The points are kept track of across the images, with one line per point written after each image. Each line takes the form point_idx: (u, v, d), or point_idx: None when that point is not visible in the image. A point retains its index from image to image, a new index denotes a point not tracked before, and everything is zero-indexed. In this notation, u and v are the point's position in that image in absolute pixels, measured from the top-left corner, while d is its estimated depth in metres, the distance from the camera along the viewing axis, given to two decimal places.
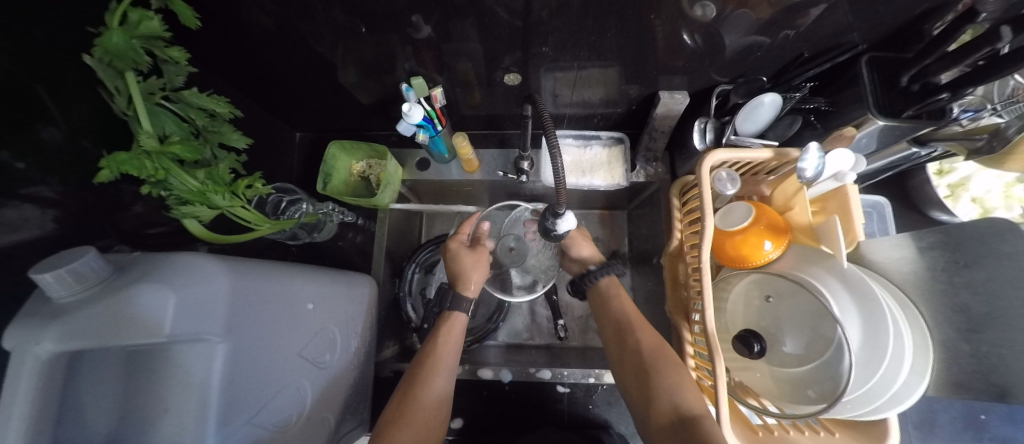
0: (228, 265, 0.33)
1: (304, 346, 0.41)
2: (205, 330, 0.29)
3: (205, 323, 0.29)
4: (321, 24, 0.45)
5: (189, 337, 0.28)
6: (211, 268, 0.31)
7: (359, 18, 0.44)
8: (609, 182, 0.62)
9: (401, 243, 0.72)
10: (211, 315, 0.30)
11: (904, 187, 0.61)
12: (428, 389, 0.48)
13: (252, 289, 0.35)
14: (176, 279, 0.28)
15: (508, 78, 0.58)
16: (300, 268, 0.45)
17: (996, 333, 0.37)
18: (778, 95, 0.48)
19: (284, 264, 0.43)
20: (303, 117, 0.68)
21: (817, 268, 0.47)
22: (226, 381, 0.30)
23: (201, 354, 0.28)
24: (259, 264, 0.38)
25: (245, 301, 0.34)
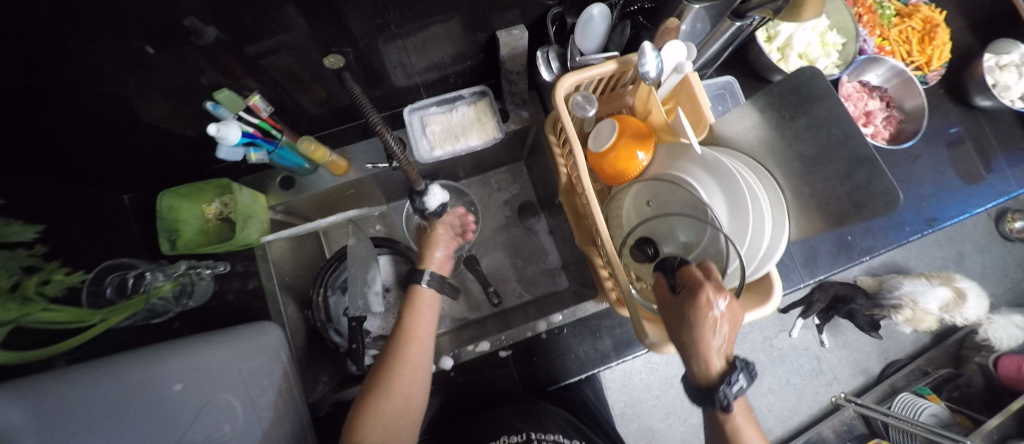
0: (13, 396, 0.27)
1: (187, 429, 0.35)
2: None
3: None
4: (73, 66, 0.36)
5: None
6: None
7: (107, 41, 0.34)
8: (485, 139, 0.59)
9: (301, 272, 0.67)
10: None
11: (745, 61, 0.66)
12: (404, 379, 0.46)
13: (57, 408, 0.28)
14: None
15: (329, 61, 0.50)
16: (138, 359, 0.38)
17: (829, 167, 0.40)
18: (604, 6, 0.48)
19: (110, 365, 0.36)
20: (117, 174, 0.56)
21: (683, 161, 0.49)
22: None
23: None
24: (57, 386, 0.31)
25: (57, 425, 0.27)
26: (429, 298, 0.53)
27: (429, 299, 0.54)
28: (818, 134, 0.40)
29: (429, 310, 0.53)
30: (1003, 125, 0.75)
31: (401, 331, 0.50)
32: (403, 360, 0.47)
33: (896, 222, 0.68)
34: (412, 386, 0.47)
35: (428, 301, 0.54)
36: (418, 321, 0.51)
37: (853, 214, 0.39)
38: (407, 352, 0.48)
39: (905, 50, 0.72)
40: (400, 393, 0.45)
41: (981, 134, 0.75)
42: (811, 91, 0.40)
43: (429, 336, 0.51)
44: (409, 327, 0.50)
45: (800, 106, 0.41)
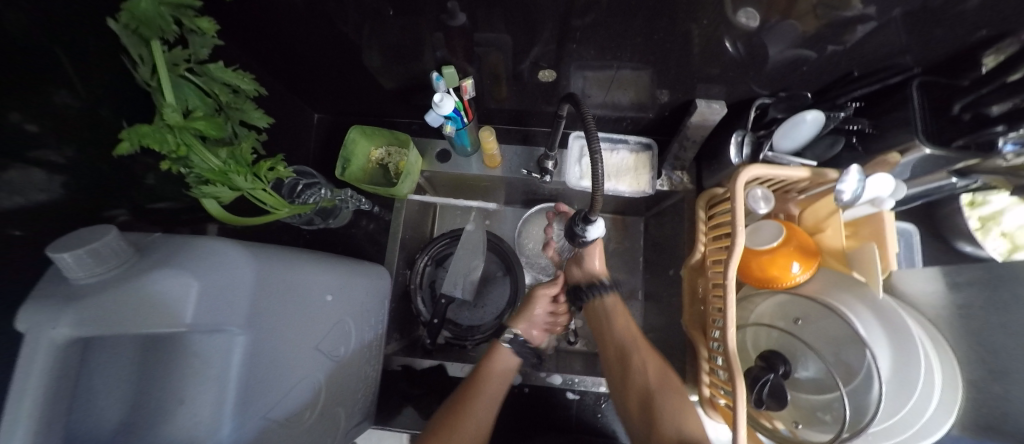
0: (252, 250, 0.32)
1: (321, 339, 0.41)
2: (225, 321, 0.28)
3: (228, 312, 0.28)
4: (346, 7, 0.42)
5: (207, 328, 0.27)
6: (235, 255, 0.30)
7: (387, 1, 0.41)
8: (635, 189, 0.60)
9: (415, 234, 0.71)
10: (230, 316, 0.28)
11: (934, 216, 0.61)
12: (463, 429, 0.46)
13: (276, 274, 0.34)
14: (198, 265, 0.27)
15: (542, 74, 0.56)
16: (321, 258, 0.44)
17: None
18: (820, 113, 0.47)
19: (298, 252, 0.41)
20: (325, 98, 0.65)
21: (847, 295, 0.46)
22: (249, 371, 0.30)
23: (221, 346, 0.28)
24: (297, 264, 0.38)
25: (277, 284, 0.34)
26: (506, 360, 0.54)
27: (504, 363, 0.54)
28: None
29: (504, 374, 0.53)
30: None
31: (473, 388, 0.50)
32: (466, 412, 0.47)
33: None
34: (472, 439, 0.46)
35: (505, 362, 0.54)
36: (492, 376, 0.52)
37: None
38: (473, 407, 0.48)
39: None
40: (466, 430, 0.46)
41: None
42: (1011, 291, 0.38)
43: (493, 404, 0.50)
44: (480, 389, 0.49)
45: (997, 298, 0.40)
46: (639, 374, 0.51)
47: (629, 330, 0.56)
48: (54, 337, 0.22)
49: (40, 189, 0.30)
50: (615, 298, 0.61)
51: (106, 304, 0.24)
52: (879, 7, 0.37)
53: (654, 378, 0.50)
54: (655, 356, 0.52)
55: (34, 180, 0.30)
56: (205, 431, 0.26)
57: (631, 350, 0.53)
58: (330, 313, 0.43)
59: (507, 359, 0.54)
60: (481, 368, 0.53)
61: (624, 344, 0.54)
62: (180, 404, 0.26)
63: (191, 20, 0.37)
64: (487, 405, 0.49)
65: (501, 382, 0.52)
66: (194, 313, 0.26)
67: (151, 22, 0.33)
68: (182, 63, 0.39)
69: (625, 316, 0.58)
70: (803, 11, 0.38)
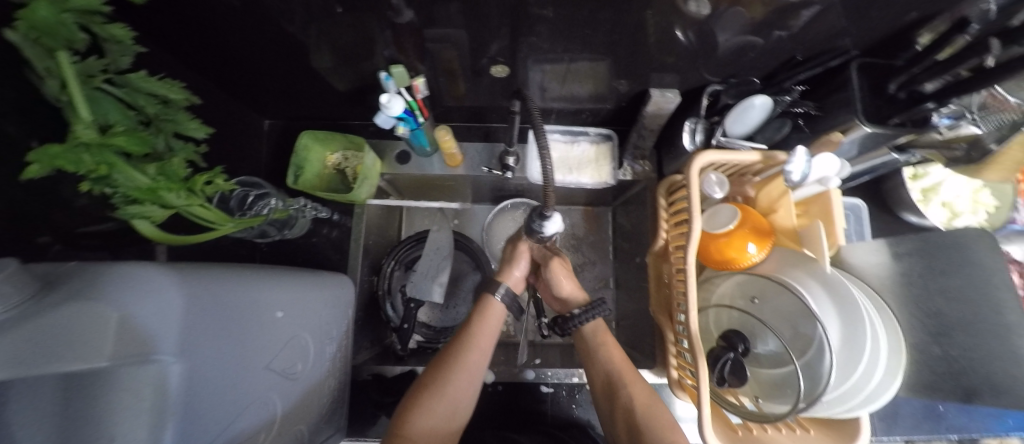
0: (184, 273, 0.31)
1: (271, 358, 0.39)
2: (155, 349, 0.26)
3: (157, 340, 0.26)
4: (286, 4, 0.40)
5: (135, 359, 0.25)
6: (162, 280, 0.28)
7: None
8: (597, 180, 0.60)
9: (381, 239, 0.69)
10: (162, 344, 0.27)
11: (879, 190, 0.64)
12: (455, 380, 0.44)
13: (212, 297, 0.32)
14: (117, 292, 0.25)
15: (496, 69, 0.55)
16: (266, 275, 0.42)
17: (964, 339, 0.39)
18: (767, 98, 0.48)
19: (240, 270, 0.39)
20: (273, 104, 0.62)
21: (799, 270, 0.48)
22: (188, 400, 0.28)
23: (154, 377, 0.26)
24: (237, 283, 0.36)
25: (214, 307, 0.32)
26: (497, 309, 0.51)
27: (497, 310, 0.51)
28: (962, 307, 0.39)
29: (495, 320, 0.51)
30: None
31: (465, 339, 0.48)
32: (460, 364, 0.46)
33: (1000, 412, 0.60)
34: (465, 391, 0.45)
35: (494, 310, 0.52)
36: (484, 328, 0.49)
37: (986, 394, 0.36)
38: (466, 359, 0.46)
39: None
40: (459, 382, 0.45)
41: None
42: (948, 258, 0.40)
43: (486, 350, 0.48)
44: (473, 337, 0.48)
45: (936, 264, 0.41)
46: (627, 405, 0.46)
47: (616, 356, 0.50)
48: None
49: None
50: (598, 320, 0.54)
51: (22, 342, 0.21)
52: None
53: (642, 414, 0.44)
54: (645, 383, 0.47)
55: None
56: None
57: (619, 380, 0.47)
58: (281, 331, 0.41)
59: (498, 309, 0.52)
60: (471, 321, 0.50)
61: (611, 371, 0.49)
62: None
63: (102, 28, 0.33)
64: (479, 359, 0.47)
65: (493, 330, 0.50)
66: (118, 343, 0.24)
67: (56, 31, 0.30)
68: (98, 75, 0.35)
69: (612, 341, 0.52)
70: None
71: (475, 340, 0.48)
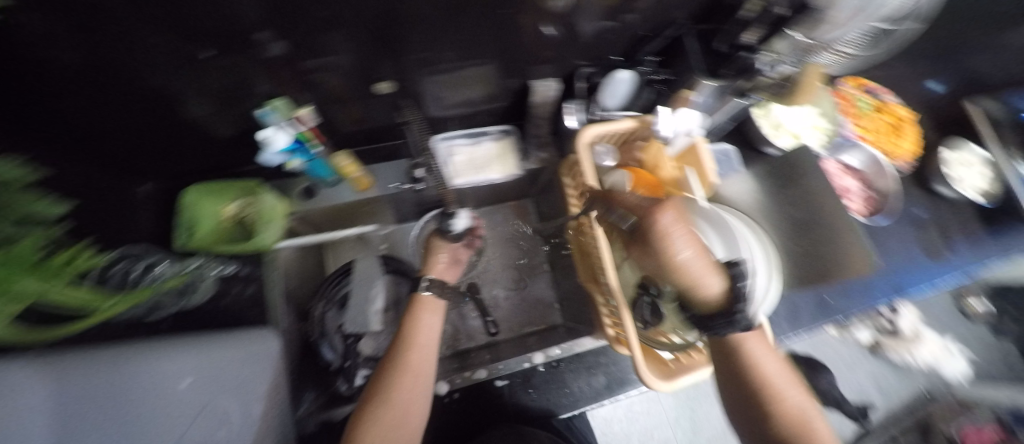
0: (45, 366, 0.30)
1: (183, 430, 0.36)
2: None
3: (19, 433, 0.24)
4: (150, 57, 0.38)
5: None
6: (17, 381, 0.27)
7: (196, 42, 0.38)
8: (505, 174, 0.63)
9: (302, 281, 0.66)
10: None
11: (741, 133, 0.74)
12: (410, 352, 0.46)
13: (78, 385, 0.31)
14: None
15: (381, 86, 0.55)
16: (153, 352, 0.39)
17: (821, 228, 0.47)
18: (629, 72, 0.55)
19: (124, 354, 0.37)
20: (148, 164, 0.56)
21: (686, 212, 0.54)
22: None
23: None
24: (105, 361, 0.35)
25: (80, 392, 0.31)
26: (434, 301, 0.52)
27: (430, 305, 0.52)
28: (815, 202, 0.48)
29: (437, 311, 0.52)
30: (963, 217, 0.80)
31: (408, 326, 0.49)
32: (411, 336, 0.47)
33: (870, 289, 0.72)
34: (424, 350, 0.47)
35: (430, 305, 0.52)
36: (421, 325, 0.49)
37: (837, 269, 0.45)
38: (421, 323, 0.49)
39: (882, 138, 0.78)
40: (420, 345, 0.47)
41: (941, 220, 0.80)
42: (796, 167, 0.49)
43: (435, 328, 0.50)
44: (412, 328, 0.48)
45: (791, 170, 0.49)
46: (766, 410, 0.44)
47: (761, 364, 0.45)
48: None
49: None
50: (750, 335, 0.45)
51: None
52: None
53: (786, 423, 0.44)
54: (791, 394, 0.45)
55: None
56: None
57: (761, 394, 0.45)
58: (191, 401, 0.39)
59: (431, 304, 0.52)
60: (404, 326, 0.49)
61: (756, 385, 0.45)
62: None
63: None
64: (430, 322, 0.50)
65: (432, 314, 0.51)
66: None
67: None
68: None
69: (767, 350, 0.46)
70: None
71: (412, 339, 0.47)
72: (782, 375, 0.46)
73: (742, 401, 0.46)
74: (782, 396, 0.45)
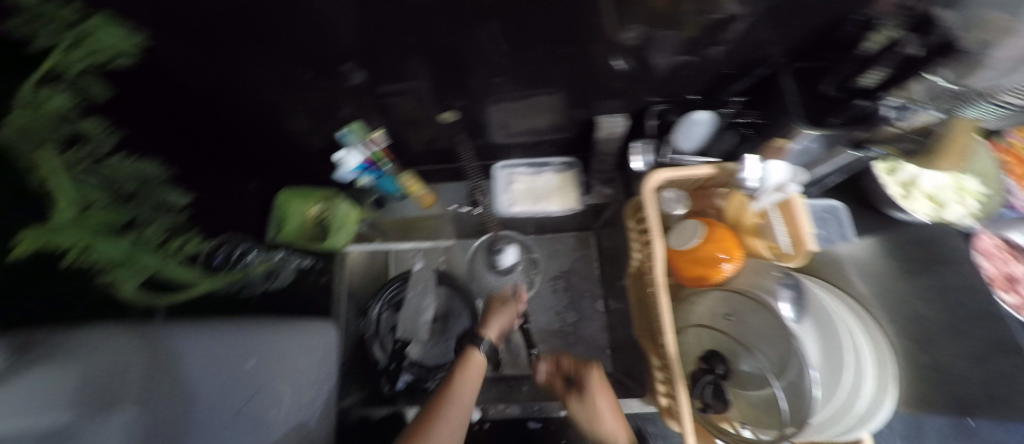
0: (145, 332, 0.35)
1: (243, 404, 0.41)
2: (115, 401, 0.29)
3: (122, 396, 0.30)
4: (262, 75, 0.47)
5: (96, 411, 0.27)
6: (125, 343, 0.33)
7: (298, 64, 0.45)
8: (565, 206, 0.63)
9: (366, 281, 0.73)
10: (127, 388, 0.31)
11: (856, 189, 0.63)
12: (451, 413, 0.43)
13: (201, 352, 0.40)
14: (83, 355, 0.29)
15: (447, 116, 0.58)
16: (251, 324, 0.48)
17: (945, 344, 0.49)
18: (710, 113, 0.49)
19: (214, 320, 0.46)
20: (256, 165, 0.66)
21: (769, 280, 0.46)
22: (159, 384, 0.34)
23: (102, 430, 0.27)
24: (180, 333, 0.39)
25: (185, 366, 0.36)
26: (478, 363, 0.51)
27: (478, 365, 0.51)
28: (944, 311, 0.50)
29: (477, 376, 0.50)
30: None
31: (447, 387, 0.47)
32: (446, 403, 0.44)
33: None
34: (460, 406, 0.45)
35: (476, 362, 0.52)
36: (462, 381, 0.48)
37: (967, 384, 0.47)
38: (449, 398, 0.45)
39: None
40: (461, 400, 0.45)
41: None
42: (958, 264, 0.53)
43: (471, 395, 0.47)
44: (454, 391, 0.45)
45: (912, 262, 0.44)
46: None
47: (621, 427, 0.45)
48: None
49: None
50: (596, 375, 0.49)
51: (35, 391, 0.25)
52: (741, 8, 0.40)
53: None
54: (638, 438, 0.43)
55: None
56: None
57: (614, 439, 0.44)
58: (256, 376, 0.44)
59: (479, 364, 0.51)
60: (451, 378, 0.48)
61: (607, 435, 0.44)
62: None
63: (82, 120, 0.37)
64: (466, 389, 0.47)
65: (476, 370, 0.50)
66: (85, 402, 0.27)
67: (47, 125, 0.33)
68: (85, 160, 0.39)
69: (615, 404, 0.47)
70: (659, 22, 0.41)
71: (451, 392, 0.46)
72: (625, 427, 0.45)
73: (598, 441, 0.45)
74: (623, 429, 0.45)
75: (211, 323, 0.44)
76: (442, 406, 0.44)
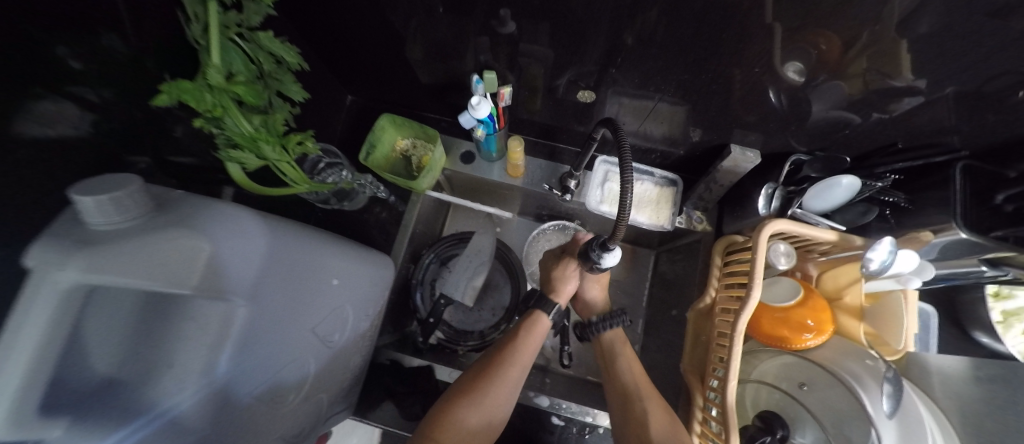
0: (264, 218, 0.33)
1: (317, 322, 0.39)
2: (229, 290, 0.28)
3: (235, 283, 0.29)
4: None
5: (212, 294, 0.27)
6: (244, 227, 0.31)
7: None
8: (653, 222, 0.62)
9: (426, 229, 0.73)
10: (241, 276, 0.29)
11: (955, 302, 0.59)
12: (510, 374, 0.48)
13: (293, 249, 0.36)
14: (210, 226, 0.28)
15: (581, 94, 0.54)
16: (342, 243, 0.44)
17: None
18: (856, 179, 0.47)
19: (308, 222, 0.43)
20: (361, 81, 0.65)
21: (855, 364, 0.43)
22: (263, 278, 0.31)
23: (217, 313, 0.27)
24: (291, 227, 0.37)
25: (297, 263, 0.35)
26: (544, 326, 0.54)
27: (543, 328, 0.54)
28: None
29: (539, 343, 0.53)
30: None
31: (512, 344, 0.51)
32: (503, 379, 0.47)
33: None
34: (516, 378, 0.49)
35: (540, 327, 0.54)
36: (527, 347, 0.51)
37: None
38: (507, 372, 0.48)
39: None
40: (512, 376, 0.48)
41: None
42: None
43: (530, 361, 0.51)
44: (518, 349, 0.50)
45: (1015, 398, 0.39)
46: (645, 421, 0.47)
47: (636, 369, 0.53)
48: (60, 279, 0.21)
49: (69, 123, 0.29)
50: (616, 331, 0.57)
51: (97, 257, 0.23)
52: (951, 87, 0.36)
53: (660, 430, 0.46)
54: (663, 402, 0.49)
55: (64, 112, 0.29)
56: (198, 380, 0.27)
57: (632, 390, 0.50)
58: (333, 297, 0.42)
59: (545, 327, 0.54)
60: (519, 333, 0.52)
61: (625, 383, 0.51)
62: (80, 356, 0.23)
63: None
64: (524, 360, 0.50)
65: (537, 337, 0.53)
66: (204, 277, 0.26)
67: None
68: (233, 27, 0.38)
69: (631, 354, 0.55)
70: (850, 73, 0.37)
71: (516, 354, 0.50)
72: (648, 386, 0.51)
73: (616, 392, 0.52)
74: (653, 392, 0.50)
75: (307, 226, 0.41)
76: (503, 365, 0.49)
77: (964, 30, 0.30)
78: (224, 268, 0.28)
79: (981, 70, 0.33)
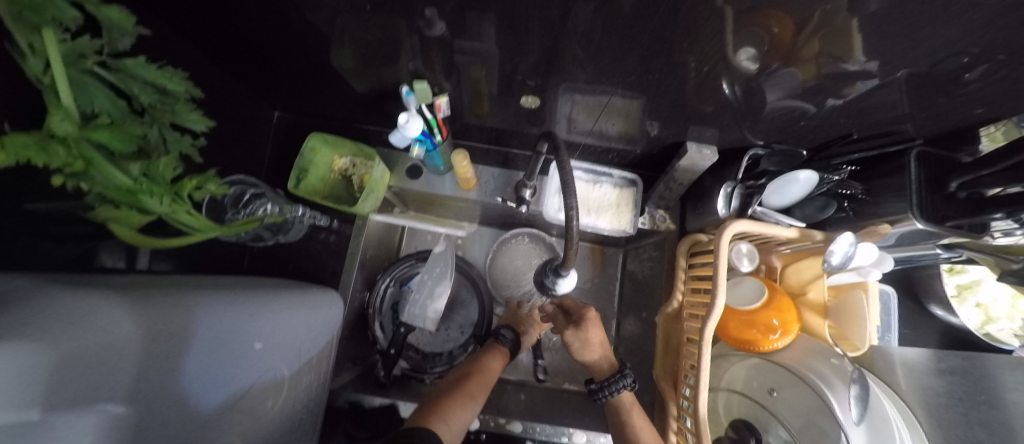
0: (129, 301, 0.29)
1: (238, 392, 0.37)
2: (101, 395, 0.24)
3: (111, 386, 0.25)
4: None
5: (80, 403, 0.23)
6: (114, 314, 0.27)
7: None
8: (615, 226, 0.59)
9: (380, 251, 0.68)
10: (119, 377, 0.26)
11: (912, 279, 0.60)
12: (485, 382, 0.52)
13: (195, 323, 0.32)
14: (67, 325, 0.23)
15: (525, 100, 0.50)
16: (257, 297, 0.42)
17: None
18: (812, 174, 0.46)
19: (206, 286, 0.38)
20: (285, 96, 0.58)
21: (820, 364, 0.43)
22: (145, 372, 0.28)
23: (93, 426, 0.23)
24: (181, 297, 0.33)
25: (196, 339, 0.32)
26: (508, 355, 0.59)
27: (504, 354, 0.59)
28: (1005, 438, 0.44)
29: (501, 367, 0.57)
30: None
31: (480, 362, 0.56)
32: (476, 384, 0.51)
33: None
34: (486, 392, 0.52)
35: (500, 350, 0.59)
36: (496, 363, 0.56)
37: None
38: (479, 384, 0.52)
39: None
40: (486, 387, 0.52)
41: None
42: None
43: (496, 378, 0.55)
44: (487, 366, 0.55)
45: (973, 391, 0.42)
46: None
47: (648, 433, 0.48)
48: None
49: None
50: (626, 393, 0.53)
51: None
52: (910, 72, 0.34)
53: None
54: None
55: None
56: None
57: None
58: (258, 361, 0.39)
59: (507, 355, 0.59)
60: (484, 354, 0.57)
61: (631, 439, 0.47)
62: None
63: (98, 10, 0.29)
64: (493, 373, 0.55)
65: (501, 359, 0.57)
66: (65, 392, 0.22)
67: (44, 7, 0.26)
68: (91, 55, 0.31)
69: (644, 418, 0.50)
70: (802, 62, 0.34)
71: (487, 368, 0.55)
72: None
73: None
74: None
75: (204, 289, 0.37)
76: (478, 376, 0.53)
77: (914, 12, 0.27)
78: (95, 373, 0.24)
79: (933, 51, 0.31)
